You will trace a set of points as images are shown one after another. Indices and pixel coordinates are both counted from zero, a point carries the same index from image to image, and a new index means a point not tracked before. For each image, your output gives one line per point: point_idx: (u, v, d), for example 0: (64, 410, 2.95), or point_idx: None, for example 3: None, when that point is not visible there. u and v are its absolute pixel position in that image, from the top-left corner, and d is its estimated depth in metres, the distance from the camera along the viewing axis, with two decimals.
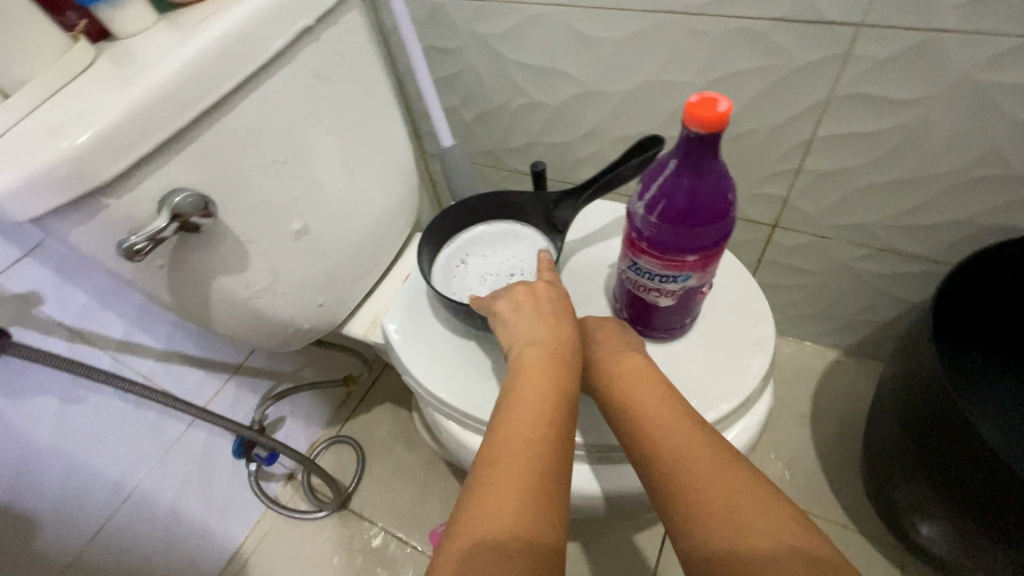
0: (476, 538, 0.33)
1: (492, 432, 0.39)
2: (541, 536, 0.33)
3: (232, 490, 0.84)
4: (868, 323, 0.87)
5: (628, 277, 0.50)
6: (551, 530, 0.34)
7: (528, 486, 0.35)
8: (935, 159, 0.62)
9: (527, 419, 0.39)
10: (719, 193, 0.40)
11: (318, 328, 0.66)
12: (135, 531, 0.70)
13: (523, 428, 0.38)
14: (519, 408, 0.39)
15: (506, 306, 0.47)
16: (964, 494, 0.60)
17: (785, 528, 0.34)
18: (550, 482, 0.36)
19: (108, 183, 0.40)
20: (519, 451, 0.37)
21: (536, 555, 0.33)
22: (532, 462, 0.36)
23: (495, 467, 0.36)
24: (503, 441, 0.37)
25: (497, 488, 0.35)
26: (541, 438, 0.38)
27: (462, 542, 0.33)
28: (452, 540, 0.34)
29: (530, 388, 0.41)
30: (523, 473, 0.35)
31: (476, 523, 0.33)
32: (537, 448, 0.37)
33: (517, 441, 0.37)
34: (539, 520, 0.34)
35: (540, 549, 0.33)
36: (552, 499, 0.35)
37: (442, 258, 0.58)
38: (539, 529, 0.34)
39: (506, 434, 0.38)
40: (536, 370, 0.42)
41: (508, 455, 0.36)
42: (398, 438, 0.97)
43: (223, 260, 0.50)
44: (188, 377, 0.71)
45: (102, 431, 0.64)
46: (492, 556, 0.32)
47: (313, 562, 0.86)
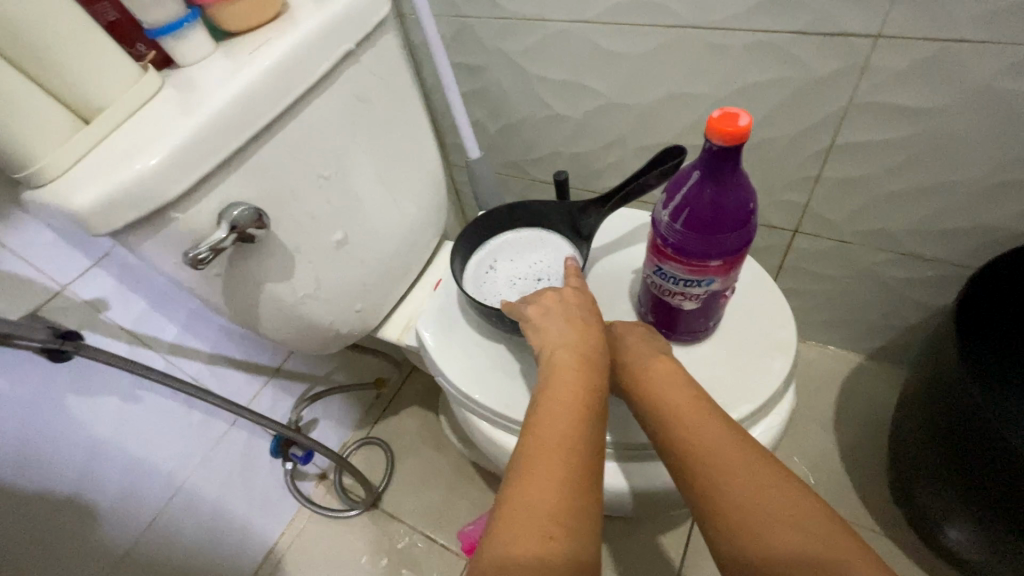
0: (518, 529, 0.35)
1: (527, 431, 0.41)
2: (577, 528, 0.36)
3: (270, 488, 0.87)
4: (892, 328, 0.87)
5: (653, 282, 0.52)
6: (586, 522, 0.37)
7: (563, 482, 0.37)
8: (956, 165, 0.63)
9: (560, 419, 0.41)
10: (741, 202, 0.42)
11: (354, 332, 0.69)
12: (183, 525, 0.74)
13: (558, 427, 0.40)
14: (552, 408, 0.42)
15: (537, 311, 0.50)
16: (991, 497, 0.60)
17: (808, 521, 0.35)
18: (583, 478, 0.38)
19: (176, 199, 0.44)
20: (554, 449, 0.39)
21: (574, 545, 0.35)
22: (566, 459, 0.39)
23: (532, 463, 0.39)
24: (539, 440, 0.40)
25: (535, 485, 0.37)
26: (574, 437, 0.40)
27: (504, 533, 0.36)
28: (494, 532, 0.36)
29: (562, 390, 0.43)
30: (559, 470, 0.38)
31: (517, 514, 0.36)
32: (570, 447, 0.40)
33: (552, 440, 0.40)
34: (575, 513, 0.37)
35: (576, 540, 0.36)
36: (586, 493, 0.38)
37: (473, 265, 0.61)
38: (575, 521, 0.36)
39: (541, 433, 0.40)
40: (567, 372, 0.44)
41: (544, 452, 0.39)
42: (426, 440, 1.00)
43: (272, 269, 0.54)
44: (231, 379, 0.75)
45: (156, 430, 0.68)
46: (533, 545, 0.35)
47: (345, 559, 0.89)
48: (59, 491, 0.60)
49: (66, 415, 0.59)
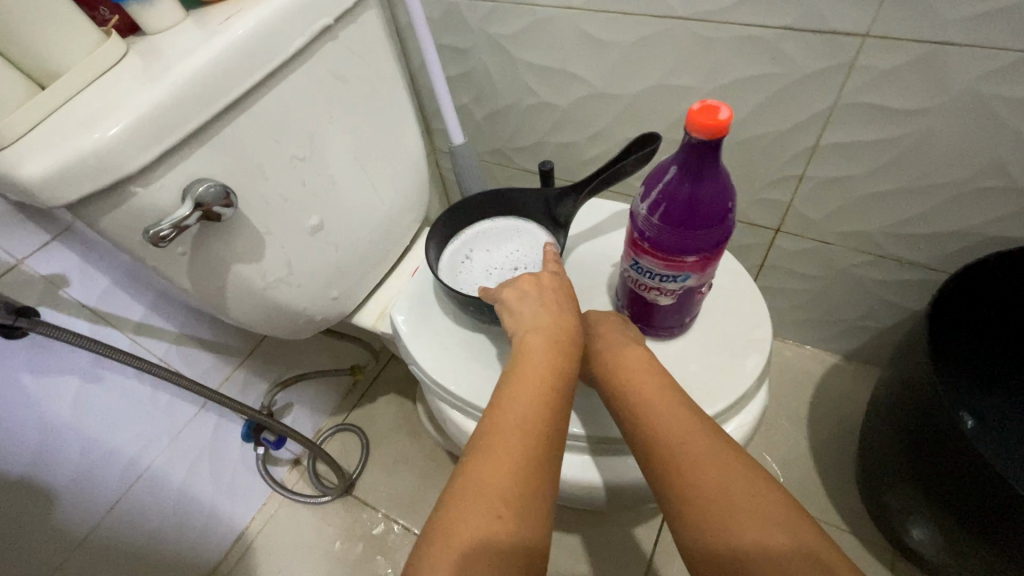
0: (468, 505, 0.35)
1: (489, 412, 0.40)
2: (528, 508, 0.35)
3: (240, 472, 0.86)
4: (867, 329, 0.88)
5: (630, 276, 0.51)
6: (539, 502, 0.36)
7: (519, 461, 0.37)
8: (936, 169, 0.63)
9: (524, 399, 0.40)
10: (719, 198, 0.41)
11: (328, 317, 0.68)
12: (146, 509, 0.73)
13: (521, 409, 0.39)
14: (518, 388, 0.41)
15: (512, 294, 0.48)
16: (954, 499, 0.61)
17: (774, 510, 0.35)
18: (542, 459, 0.38)
19: (136, 172, 0.42)
20: (513, 429, 0.38)
21: (522, 525, 0.35)
22: (525, 439, 0.38)
23: (490, 441, 0.38)
24: (499, 420, 0.39)
25: (491, 464, 0.37)
26: (536, 418, 0.39)
27: (453, 505, 0.35)
28: (443, 508, 0.35)
29: (530, 371, 0.42)
30: (516, 448, 0.37)
31: (468, 491, 0.35)
32: (531, 426, 0.39)
33: (513, 421, 0.39)
34: (528, 493, 0.36)
35: (525, 521, 0.35)
36: (542, 475, 0.37)
37: (448, 252, 0.60)
38: (527, 501, 0.36)
39: (504, 411, 0.40)
40: (537, 355, 0.43)
41: (503, 431, 0.38)
42: (402, 427, 0.99)
43: (240, 249, 0.52)
44: (200, 361, 0.73)
45: (119, 411, 0.67)
46: (481, 522, 0.34)
47: (316, 546, 0.88)
48: (13, 473, 0.58)
49: (22, 393, 0.57)
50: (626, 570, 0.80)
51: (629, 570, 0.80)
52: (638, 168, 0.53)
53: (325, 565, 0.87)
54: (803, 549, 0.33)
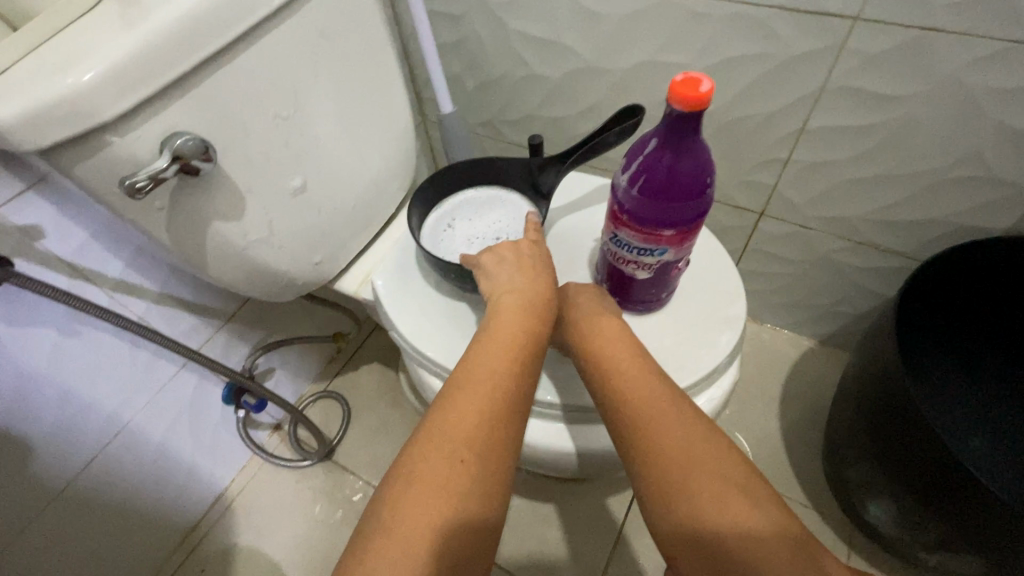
0: (432, 450, 0.36)
1: (460, 365, 0.41)
2: (490, 456, 0.37)
3: (220, 433, 0.87)
4: (843, 314, 0.90)
5: (609, 249, 0.51)
6: (503, 451, 0.38)
7: (485, 411, 0.38)
8: (918, 157, 0.64)
9: (494, 356, 0.41)
10: (697, 172, 0.42)
11: (310, 282, 0.68)
12: (124, 465, 0.74)
13: (490, 365, 0.40)
14: (489, 345, 0.42)
15: (491, 259, 0.49)
16: (911, 476, 0.64)
17: (730, 469, 0.36)
18: (508, 412, 0.39)
19: (112, 120, 0.42)
20: (482, 381, 0.39)
21: (484, 470, 0.36)
22: (492, 392, 0.39)
23: (458, 392, 0.39)
24: (469, 372, 0.40)
25: (458, 412, 0.38)
26: (504, 373, 0.40)
27: (418, 450, 0.37)
28: (408, 452, 0.37)
29: (501, 330, 0.43)
30: (483, 398, 0.39)
31: (434, 436, 0.37)
32: (498, 381, 0.40)
33: (482, 374, 0.40)
34: (491, 441, 0.37)
35: (487, 468, 0.36)
36: (506, 427, 0.38)
37: (431, 220, 0.60)
38: (489, 449, 0.37)
39: (473, 366, 0.41)
40: (510, 315, 0.44)
41: (472, 383, 0.39)
42: (384, 396, 1.00)
43: (220, 206, 0.52)
44: (181, 321, 0.73)
45: (97, 366, 0.66)
46: (444, 465, 0.35)
47: (295, 508, 0.90)
48: None
49: None
50: (598, 537, 0.83)
51: (600, 537, 0.83)
52: (620, 139, 0.53)
53: (303, 526, 0.88)
54: (756, 505, 0.34)
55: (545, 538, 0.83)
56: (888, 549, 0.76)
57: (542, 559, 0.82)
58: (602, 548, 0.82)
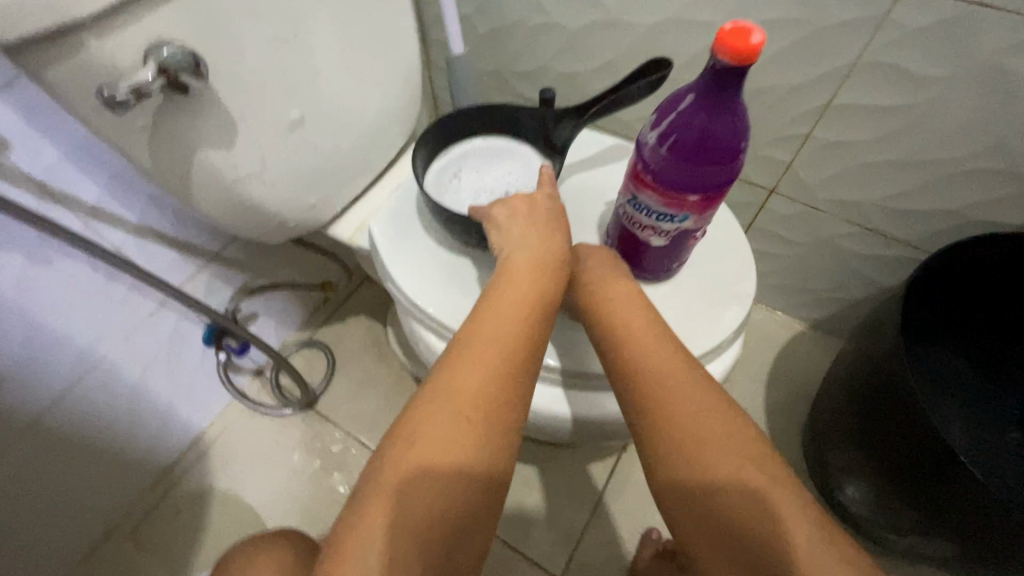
0: (437, 409, 0.35)
1: (469, 322, 0.39)
2: (497, 417, 0.36)
3: (199, 375, 0.84)
4: (838, 300, 0.89)
5: (624, 212, 0.49)
6: (510, 413, 0.36)
7: (495, 371, 0.36)
8: (941, 144, 0.62)
9: (504, 314, 0.39)
10: (733, 135, 0.39)
11: (302, 225, 0.64)
12: (97, 402, 0.71)
13: (499, 323, 0.38)
14: (499, 303, 0.40)
15: (502, 212, 0.46)
16: (895, 462, 0.65)
17: (741, 445, 0.36)
18: (516, 373, 0.37)
19: (88, 21, 0.37)
20: (491, 340, 0.38)
21: (489, 431, 0.35)
22: (501, 352, 0.37)
23: (465, 350, 0.37)
24: (476, 330, 0.38)
25: (464, 371, 0.36)
26: (514, 333, 0.38)
27: (422, 408, 0.35)
28: (411, 408, 0.36)
29: (512, 288, 0.41)
30: (491, 358, 0.37)
31: (439, 395, 0.36)
32: (508, 341, 0.38)
33: (492, 333, 0.38)
34: (498, 403, 0.36)
35: (492, 429, 0.35)
36: (513, 388, 0.37)
37: (435, 170, 0.57)
38: (496, 410, 0.36)
39: (481, 324, 0.39)
40: (524, 272, 0.42)
41: (479, 342, 0.38)
42: (370, 349, 0.98)
43: (209, 132, 0.47)
44: (161, 256, 0.69)
45: (70, 297, 0.63)
46: (448, 425, 0.34)
47: (275, 455, 0.88)
48: None
49: None
50: (577, 501, 0.84)
51: (580, 501, 0.84)
52: (647, 95, 0.50)
53: (282, 473, 0.87)
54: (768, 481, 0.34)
55: (525, 498, 0.84)
56: (857, 529, 0.78)
57: (520, 519, 0.82)
58: (580, 512, 0.83)
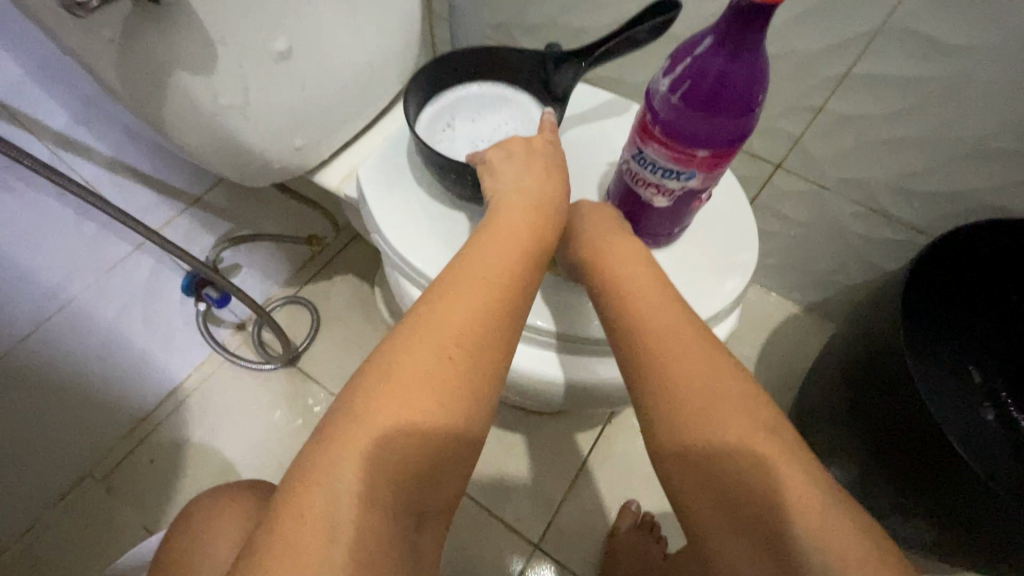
0: (418, 342, 0.33)
1: (457, 259, 0.37)
2: (481, 355, 0.34)
3: (177, 324, 0.82)
4: (836, 283, 0.88)
5: (628, 169, 0.46)
6: (496, 352, 0.34)
7: (482, 309, 0.35)
8: (959, 122, 0.60)
9: (493, 252, 0.37)
10: (751, 84, 0.36)
11: (287, 170, 0.61)
12: (67, 344, 0.68)
13: (488, 261, 0.36)
14: (489, 242, 0.38)
15: (498, 153, 0.44)
16: (884, 443, 0.64)
17: (738, 400, 0.34)
18: (504, 313, 0.35)
19: None
20: (479, 278, 0.36)
21: (473, 369, 0.33)
22: (489, 290, 0.35)
23: (451, 286, 0.35)
24: (464, 267, 0.36)
25: (450, 307, 0.34)
26: (504, 272, 0.36)
27: (402, 341, 0.33)
28: (389, 342, 0.34)
29: (503, 228, 0.38)
30: (478, 295, 0.35)
31: (421, 329, 0.33)
32: (497, 279, 0.36)
33: (480, 270, 0.36)
34: (483, 341, 0.34)
35: (476, 367, 0.33)
36: (501, 327, 0.35)
37: (428, 116, 0.53)
38: (481, 348, 0.34)
39: (469, 261, 0.37)
40: (518, 212, 0.40)
41: (465, 279, 0.35)
42: (356, 309, 0.95)
43: (185, 54, 0.44)
44: (137, 195, 0.65)
45: (37, 232, 0.59)
46: (429, 360, 0.32)
47: (255, 409, 0.87)
48: None
49: None
50: (560, 469, 0.83)
51: (562, 469, 0.83)
52: (651, 39, 0.48)
53: (262, 428, 0.85)
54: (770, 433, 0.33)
55: (508, 463, 0.83)
56: None
57: (502, 485, 0.82)
58: (562, 480, 0.83)
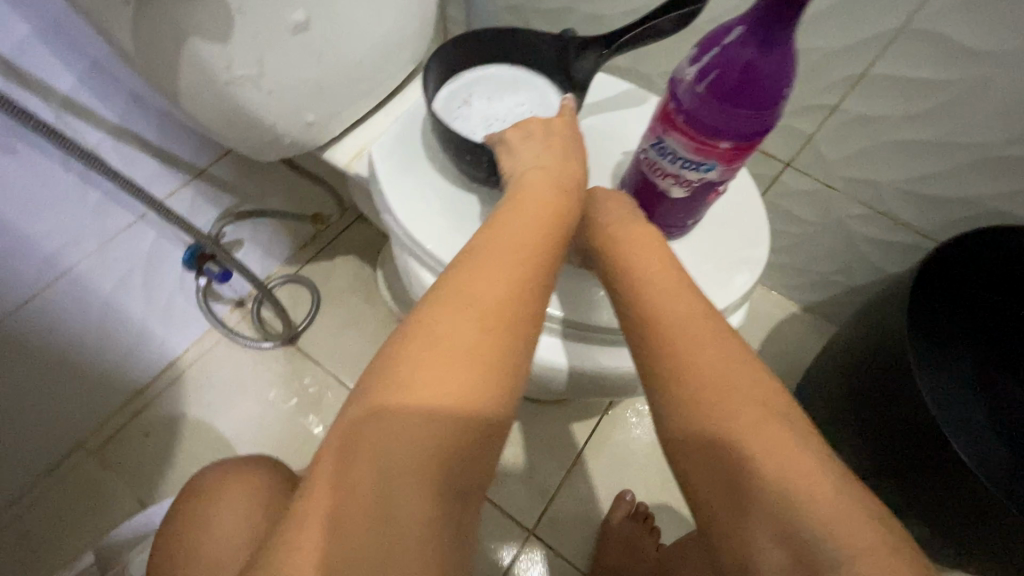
0: (452, 312, 0.33)
1: (481, 233, 0.37)
2: (517, 322, 0.34)
3: (177, 297, 0.81)
4: (838, 284, 0.88)
5: (646, 158, 0.45)
6: (530, 320, 0.34)
7: (514, 278, 0.35)
8: (973, 127, 0.60)
9: (519, 227, 0.37)
10: (779, 77, 0.36)
11: (297, 144, 0.60)
12: (66, 313, 0.67)
13: (514, 234, 0.36)
14: (512, 216, 0.38)
15: (516, 133, 0.44)
16: (885, 444, 0.65)
17: (752, 385, 0.34)
18: (536, 282, 0.35)
19: None
20: (508, 250, 0.36)
21: (510, 335, 0.33)
22: (519, 261, 0.35)
23: (479, 258, 0.35)
24: (490, 241, 0.36)
25: (481, 278, 0.34)
26: (532, 244, 0.36)
27: (434, 313, 0.33)
28: (419, 315, 0.33)
29: (526, 203, 0.38)
30: (509, 266, 0.35)
31: (453, 300, 0.33)
32: (526, 251, 0.36)
33: (508, 243, 0.36)
34: (518, 308, 0.34)
35: (514, 333, 0.33)
36: (534, 296, 0.35)
37: (444, 94, 0.52)
38: (516, 315, 0.34)
39: (495, 235, 0.36)
40: (539, 189, 0.39)
41: (494, 252, 0.35)
42: (358, 290, 0.95)
43: (201, 19, 0.43)
44: (142, 164, 0.64)
45: (39, 197, 0.58)
46: (465, 328, 0.32)
47: (251, 387, 0.86)
48: None
49: None
50: (555, 457, 0.84)
51: (558, 457, 0.84)
52: (676, 28, 0.47)
53: (258, 407, 0.85)
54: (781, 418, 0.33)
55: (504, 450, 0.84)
56: None
57: (498, 471, 0.82)
58: (557, 468, 0.83)
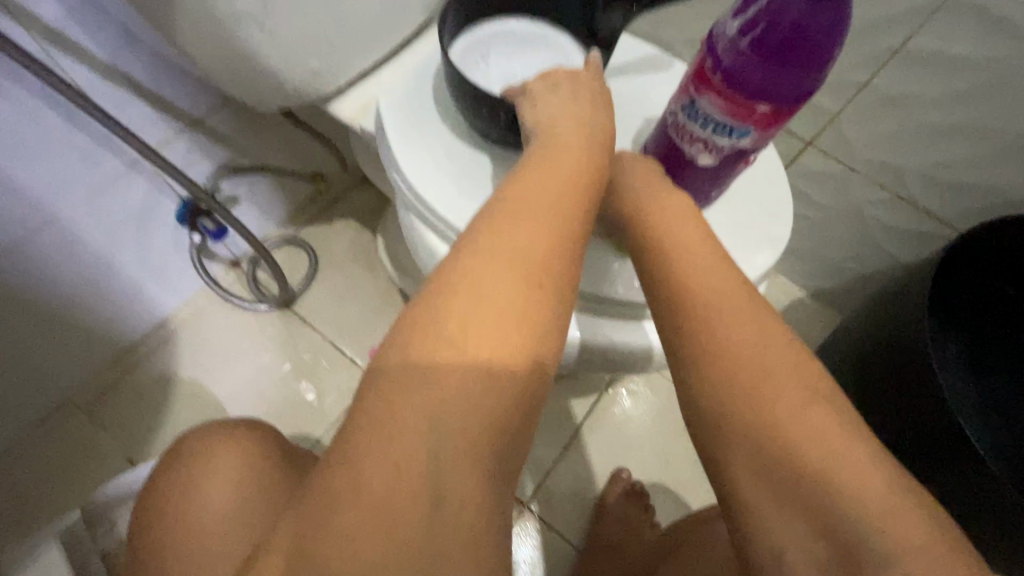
0: (490, 266, 0.31)
1: (512, 184, 0.35)
2: (558, 276, 0.32)
3: (171, 254, 0.77)
4: (848, 271, 0.86)
5: (674, 122, 0.43)
6: (570, 276, 0.33)
7: (554, 232, 0.33)
8: (1008, 109, 0.57)
9: (554, 179, 0.35)
10: (830, 35, 0.34)
11: (301, 96, 0.56)
12: (51, 266, 0.65)
13: (549, 187, 0.34)
14: (546, 169, 0.35)
15: (541, 86, 0.41)
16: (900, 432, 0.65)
17: (783, 353, 0.33)
18: (575, 236, 0.33)
19: None
20: (546, 203, 0.34)
21: (552, 290, 0.32)
22: (558, 214, 0.33)
23: (515, 211, 0.33)
24: (524, 192, 0.34)
25: (519, 230, 0.32)
26: (569, 197, 0.34)
27: (469, 267, 0.31)
28: (451, 269, 0.31)
29: (560, 157, 0.36)
30: (547, 219, 0.33)
31: (489, 253, 0.31)
32: (565, 205, 0.34)
33: (545, 196, 0.34)
34: (559, 263, 0.32)
35: (556, 289, 0.32)
36: (573, 251, 0.33)
37: (460, 47, 0.49)
38: (557, 269, 0.32)
39: (529, 187, 0.34)
40: (571, 142, 0.37)
41: (531, 204, 0.33)
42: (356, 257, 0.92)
43: None
44: (133, 109, 0.61)
45: (21, 142, 0.55)
46: (505, 282, 0.31)
47: (244, 351, 0.84)
48: None
49: None
50: (552, 432, 0.83)
51: (555, 432, 0.83)
52: None
53: (252, 370, 0.83)
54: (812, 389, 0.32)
55: None
56: None
57: None
58: (554, 445, 0.82)
